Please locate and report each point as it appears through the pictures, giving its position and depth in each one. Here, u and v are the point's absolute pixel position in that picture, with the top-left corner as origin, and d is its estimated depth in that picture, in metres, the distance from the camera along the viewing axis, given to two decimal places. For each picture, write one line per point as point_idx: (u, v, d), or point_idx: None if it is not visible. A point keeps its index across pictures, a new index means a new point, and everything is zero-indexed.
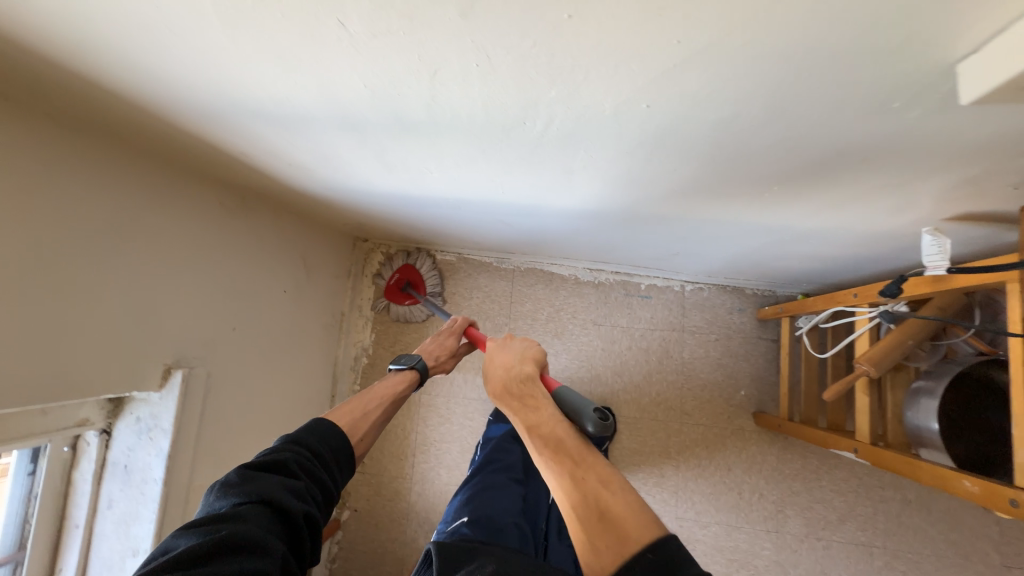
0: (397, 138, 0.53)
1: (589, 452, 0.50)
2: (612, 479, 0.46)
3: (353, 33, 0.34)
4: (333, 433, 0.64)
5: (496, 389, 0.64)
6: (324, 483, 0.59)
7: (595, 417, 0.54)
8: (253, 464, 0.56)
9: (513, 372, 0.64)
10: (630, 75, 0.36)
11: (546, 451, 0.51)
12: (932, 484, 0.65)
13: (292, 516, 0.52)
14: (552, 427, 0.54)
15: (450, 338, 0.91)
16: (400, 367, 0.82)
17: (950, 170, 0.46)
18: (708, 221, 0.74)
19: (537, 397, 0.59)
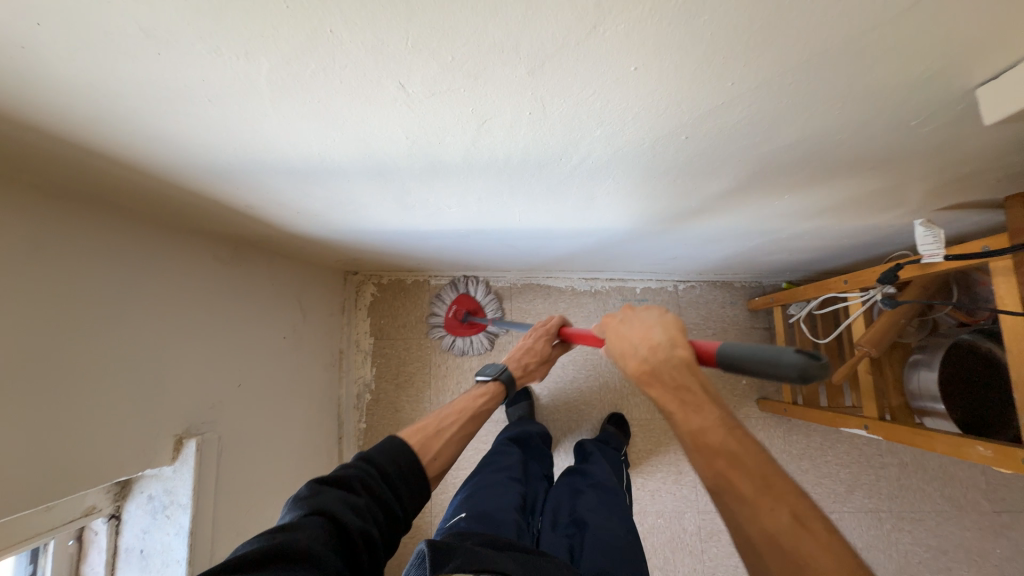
0: (426, 181, 0.53)
1: (775, 476, 0.40)
2: (816, 520, 0.37)
3: (411, 93, 0.34)
4: (403, 453, 0.65)
5: (637, 373, 0.50)
6: (386, 504, 0.58)
7: (801, 357, 0.38)
8: (324, 479, 0.56)
9: (658, 354, 0.49)
10: (677, 113, 0.38)
11: (722, 470, 0.42)
12: (945, 451, 0.70)
13: (350, 533, 0.49)
14: (721, 437, 0.43)
15: (538, 342, 0.92)
16: (485, 379, 0.85)
17: (946, 170, 0.51)
18: (713, 228, 0.78)
19: (697, 392, 0.46)
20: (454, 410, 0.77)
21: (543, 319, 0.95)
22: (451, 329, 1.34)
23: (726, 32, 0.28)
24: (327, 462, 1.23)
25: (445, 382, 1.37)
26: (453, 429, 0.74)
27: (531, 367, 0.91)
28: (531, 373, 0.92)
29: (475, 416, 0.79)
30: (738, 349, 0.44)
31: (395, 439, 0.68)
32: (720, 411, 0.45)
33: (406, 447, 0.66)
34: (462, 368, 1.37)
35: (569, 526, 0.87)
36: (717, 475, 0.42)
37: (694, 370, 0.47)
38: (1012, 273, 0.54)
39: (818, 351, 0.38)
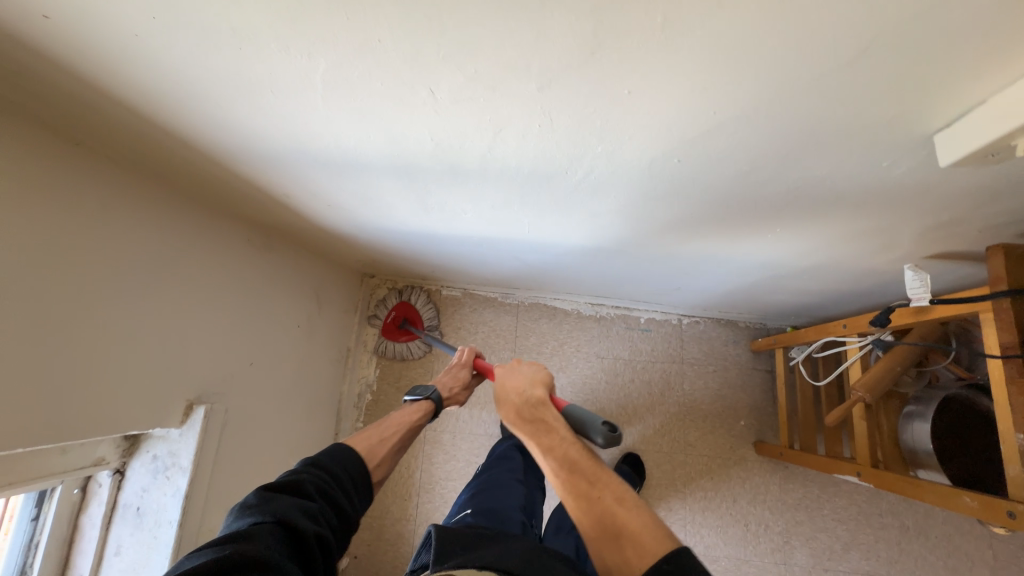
0: (445, 184, 0.59)
1: (604, 473, 0.55)
2: (627, 498, 0.51)
3: (438, 99, 0.40)
4: (350, 455, 0.69)
5: (509, 408, 0.69)
6: (338, 506, 0.61)
7: (604, 426, 0.59)
8: (273, 486, 0.58)
9: (523, 395, 0.70)
10: (669, 136, 0.43)
11: (563, 475, 0.56)
12: (934, 502, 0.69)
13: (304, 536, 0.52)
14: (565, 449, 0.59)
15: (462, 370, 0.95)
16: (416, 398, 0.88)
17: (927, 217, 0.54)
18: (714, 259, 0.81)
19: (550, 419, 0.64)
20: (395, 421, 0.81)
21: (460, 350, 0.99)
22: (384, 330, 1.39)
23: (703, 67, 0.33)
24: None
25: None
26: (394, 439, 0.78)
27: (456, 393, 0.94)
28: (454, 400, 0.94)
29: (412, 430, 0.82)
30: (575, 404, 0.65)
31: (341, 445, 0.71)
32: (564, 431, 0.62)
33: (351, 451, 0.70)
34: None
35: (571, 534, 1.00)
36: (559, 479, 0.56)
37: (546, 405, 0.67)
38: (997, 321, 0.54)
39: (614, 424, 0.60)
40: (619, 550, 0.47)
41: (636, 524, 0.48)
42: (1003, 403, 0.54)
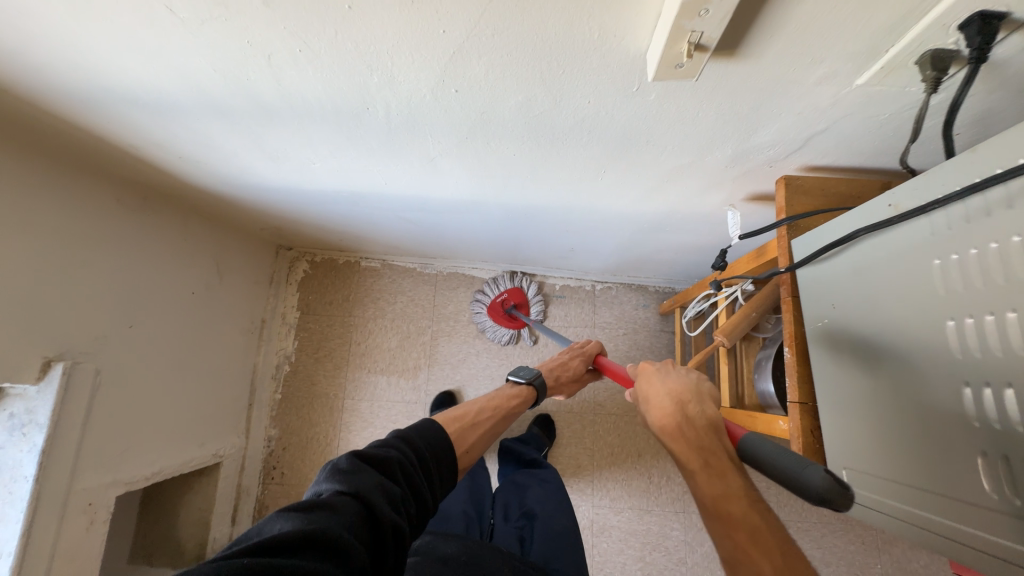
0: (270, 127, 0.60)
1: (797, 560, 0.42)
2: None
3: (183, 18, 0.41)
4: (438, 446, 0.65)
5: (665, 428, 0.54)
6: (419, 494, 0.57)
7: (825, 478, 0.41)
8: (362, 456, 0.55)
9: (692, 414, 0.54)
10: (426, 63, 0.44)
11: (740, 541, 0.44)
12: (763, 430, 0.76)
13: (382, 523, 0.47)
14: (742, 507, 0.46)
15: (574, 361, 0.99)
16: (518, 382, 0.91)
17: (714, 157, 0.58)
18: (577, 214, 0.84)
19: (720, 458, 0.50)
20: (489, 406, 0.81)
21: (583, 340, 1.04)
22: (490, 310, 1.36)
23: None
24: (231, 426, 1.26)
25: (363, 360, 1.41)
26: (486, 425, 0.78)
27: (563, 381, 0.98)
28: (561, 387, 0.99)
29: (504, 417, 0.82)
30: (759, 441, 0.49)
31: (434, 424, 0.69)
32: (742, 482, 0.48)
33: (444, 440, 0.67)
34: (382, 348, 1.42)
35: (519, 519, 0.96)
36: (735, 545, 0.44)
37: (721, 439, 0.52)
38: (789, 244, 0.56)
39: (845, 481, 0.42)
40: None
41: None
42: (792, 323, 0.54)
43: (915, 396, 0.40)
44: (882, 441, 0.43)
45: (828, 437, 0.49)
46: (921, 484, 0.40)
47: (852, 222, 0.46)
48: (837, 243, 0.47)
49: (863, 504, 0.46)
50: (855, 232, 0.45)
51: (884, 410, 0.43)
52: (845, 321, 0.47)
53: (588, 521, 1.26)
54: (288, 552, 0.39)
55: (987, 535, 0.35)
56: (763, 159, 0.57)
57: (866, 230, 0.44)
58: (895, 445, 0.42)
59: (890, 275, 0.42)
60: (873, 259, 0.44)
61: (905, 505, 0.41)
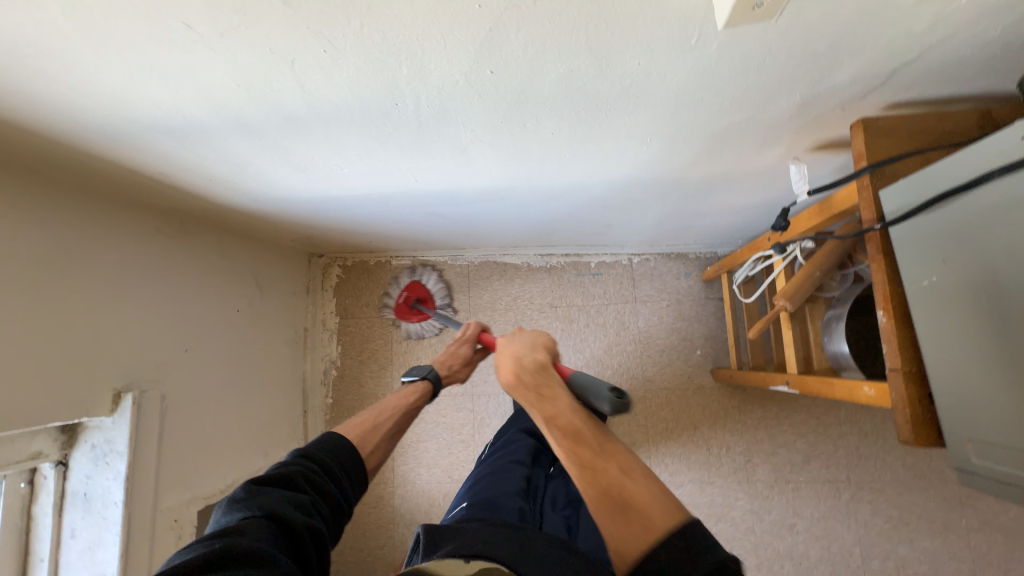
0: (296, 137, 0.57)
1: (606, 440, 0.50)
2: (636, 469, 0.46)
3: (202, 33, 0.38)
4: (345, 450, 0.65)
5: (508, 378, 0.61)
6: (333, 497, 0.59)
7: (610, 394, 0.53)
8: (260, 479, 0.55)
9: (524, 362, 0.62)
10: (458, 44, 0.41)
11: (568, 444, 0.50)
12: (844, 397, 0.70)
13: (293, 526, 0.50)
14: (569, 418, 0.52)
15: (463, 347, 0.93)
16: (412, 379, 0.86)
17: (776, 108, 0.52)
18: (616, 188, 0.79)
19: (552, 387, 0.57)
20: (389, 404, 0.78)
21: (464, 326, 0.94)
22: (396, 310, 1.39)
23: None
24: (290, 434, 1.30)
25: (406, 358, 1.42)
26: (389, 424, 0.76)
27: (455, 370, 0.92)
28: (455, 375, 0.94)
29: (409, 414, 0.80)
30: (580, 374, 0.59)
31: (336, 434, 0.68)
32: (568, 398, 0.55)
33: (347, 441, 0.67)
34: (423, 344, 1.42)
35: (566, 508, 0.91)
36: (563, 447, 0.51)
37: (550, 374, 0.60)
38: (873, 195, 0.50)
39: (622, 390, 0.54)
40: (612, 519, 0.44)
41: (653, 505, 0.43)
42: (883, 283, 0.48)
43: None
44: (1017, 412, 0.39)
45: (938, 407, 0.45)
46: None
47: (971, 164, 0.40)
48: (952, 190, 0.41)
49: (978, 473, 0.42)
50: (976, 176, 0.39)
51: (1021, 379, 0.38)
52: (963, 279, 0.41)
53: None
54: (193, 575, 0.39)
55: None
56: (838, 102, 0.50)
57: (997, 172, 0.37)
58: None
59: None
60: (1002, 206, 0.38)
61: None
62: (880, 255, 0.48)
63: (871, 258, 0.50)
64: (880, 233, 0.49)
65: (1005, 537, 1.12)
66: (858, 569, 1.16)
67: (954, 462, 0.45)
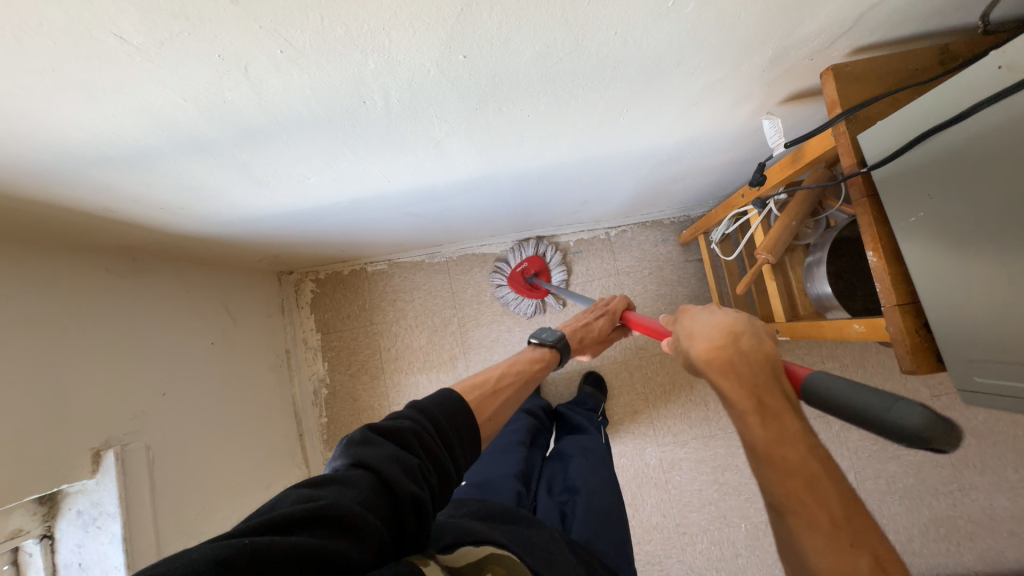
0: (256, 151, 0.53)
1: (852, 509, 0.43)
2: (879, 547, 0.41)
3: (138, 45, 0.34)
4: (459, 412, 0.62)
5: (718, 363, 0.49)
6: (441, 461, 0.54)
7: (924, 413, 0.38)
8: (377, 426, 0.52)
9: (747, 355, 0.49)
10: (427, 31, 0.38)
11: (795, 489, 0.44)
12: (834, 337, 0.73)
13: (398, 495, 0.46)
14: (804, 456, 0.44)
15: (602, 320, 1.00)
16: (541, 344, 0.92)
17: (749, 64, 0.52)
18: (592, 163, 0.78)
19: (779, 402, 0.47)
20: (515, 370, 0.80)
21: (610, 298, 1.04)
22: (509, 279, 1.31)
23: None
24: (290, 461, 1.25)
25: (398, 364, 1.38)
26: (508, 391, 0.76)
27: (589, 342, 0.99)
28: (588, 347, 1.00)
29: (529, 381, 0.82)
30: (829, 382, 0.46)
31: (452, 393, 0.64)
32: (799, 424, 0.46)
33: (463, 406, 0.63)
34: (413, 348, 1.38)
35: (563, 494, 0.93)
36: (789, 492, 0.44)
37: (778, 380, 0.48)
38: (851, 140, 0.51)
39: (941, 413, 0.38)
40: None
41: None
42: (872, 225, 0.50)
43: None
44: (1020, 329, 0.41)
45: (935, 334, 0.47)
46: None
47: (955, 98, 0.40)
48: (937, 126, 0.41)
49: (981, 390, 0.45)
50: (959, 110, 0.40)
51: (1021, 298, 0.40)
52: (956, 210, 0.42)
53: (657, 460, 1.29)
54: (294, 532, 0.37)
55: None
56: (808, 52, 0.50)
57: (984, 102, 0.38)
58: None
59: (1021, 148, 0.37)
60: (990, 135, 0.39)
61: None
62: (866, 198, 0.50)
63: (857, 202, 0.51)
64: (863, 176, 0.50)
65: (977, 440, 1.22)
66: None
67: (956, 383, 0.47)
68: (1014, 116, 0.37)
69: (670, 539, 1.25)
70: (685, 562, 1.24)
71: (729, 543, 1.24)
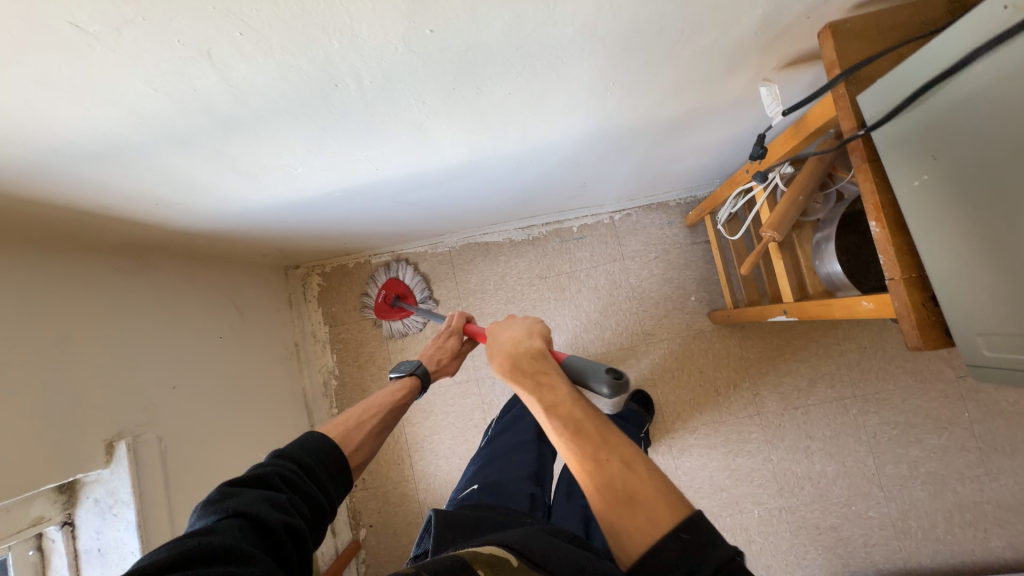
0: (238, 142, 0.53)
1: (610, 434, 0.51)
2: (632, 458, 0.49)
3: (96, 33, 0.34)
4: (323, 448, 0.64)
5: (505, 364, 0.63)
6: (311, 497, 0.57)
7: (607, 375, 0.55)
8: (236, 479, 0.54)
9: (522, 349, 0.63)
10: (390, 3, 0.37)
11: (567, 434, 0.52)
12: (843, 315, 0.70)
13: (270, 525, 0.48)
14: (569, 408, 0.54)
15: (450, 339, 0.90)
16: (400, 376, 0.84)
17: (740, 26, 0.49)
18: (585, 142, 0.76)
19: (550, 375, 0.59)
20: (379, 398, 0.77)
21: (450, 316, 0.91)
22: (378, 312, 1.34)
23: None
24: None
25: (404, 355, 1.39)
26: (375, 420, 0.74)
27: (445, 363, 0.89)
28: (446, 368, 0.91)
29: (394, 411, 0.78)
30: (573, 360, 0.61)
31: (313, 432, 0.66)
32: (567, 388, 0.56)
33: (327, 440, 0.65)
34: (418, 339, 1.39)
35: (584, 498, 0.98)
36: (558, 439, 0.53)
37: (548, 360, 0.61)
38: (852, 102, 0.48)
39: (620, 370, 0.56)
40: (607, 507, 0.47)
41: (652, 497, 0.46)
42: (874, 192, 0.47)
43: None
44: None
45: (943, 306, 0.44)
46: None
47: (958, 43, 0.37)
48: (940, 75, 0.38)
49: (992, 366, 0.42)
50: (963, 57, 0.37)
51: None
52: (962, 170, 0.39)
53: (668, 448, 1.27)
54: None
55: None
56: (801, 11, 0.48)
57: (986, 46, 0.35)
58: None
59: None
60: (1000, 80, 0.35)
61: None
62: (867, 164, 0.47)
63: (857, 168, 0.48)
64: (864, 140, 0.47)
65: (1008, 422, 1.16)
66: (874, 477, 1.20)
67: (965, 358, 0.44)
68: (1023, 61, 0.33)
69: None
70: None
71: (742, 529, 1.22)
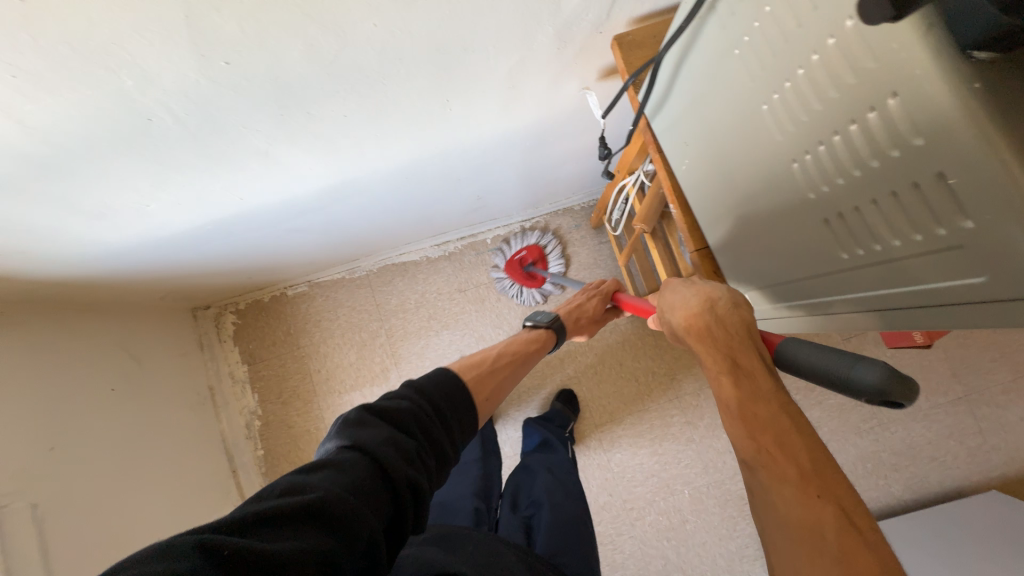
0: (67, 183, 0.53)
1: (826, 466, 0.38)
2: (855, 505, 0.36)
3: None
4: (453, 392, 0.62)
5: (689, 323, 0.50)
6: (436, 445, 0.54)
7: (882, 370, 0.36)
8: (371, 410, 0.52)
9: (716, 312, 0.49)
10: (167, 40, 0.38)
11: (766, 444, 0.40)
12: None
13: (394, 480, 0.44)
14: (773, 412, 0.41)
15: (590, 301, 0.95)
16: (535, 326, 0.90)
17: (537, 41, 0.54)
18: (453, 157, 0.79)
19: (752, 359, 0.45)
20: (510, 349, 0.81)
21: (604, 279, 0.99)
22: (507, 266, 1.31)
23: None
24: (223, 499, 1.21)
25: (330, 385, 1.36)
26: (506, 367, 0.78)
27: (583, 323, 0.95)
28: (583, 329, 0.96)
29: (527, 357, 0.83)
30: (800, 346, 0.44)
31: (450, 373, 0.65)
32: (773, 383, 0.43)
33: (462, 389, 0.64)
34: (343, 367, 1.37)
35: (529, 507, 0.96)
36: (759, 449, 0.40)
37: (753, 340, 0.46)
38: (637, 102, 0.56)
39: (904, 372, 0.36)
40: (795, 546, 0.37)
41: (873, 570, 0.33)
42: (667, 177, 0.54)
43: (744, 205, 0.42)
44: (802, 231, 0.37)
45: (727, 266, 0.52)
46: (780, 278, 0.43)
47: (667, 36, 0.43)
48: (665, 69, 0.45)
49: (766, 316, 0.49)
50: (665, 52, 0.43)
51: (787, 200, 0.37)
52: (697, 153, 0.46)
53: (597, 442, 1.31)
54: (283, 524, 0.36)
55: (949, 284, 0.28)
56: (590, 26, 0.54)
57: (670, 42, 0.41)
58: (755, 253, 0.45)
59: (710, 78, 0.40)
60: (693, 71, 0.41)
61: (784, 299, 0.45)
62: (657, 154, 0.54)
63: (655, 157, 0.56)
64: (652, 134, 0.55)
65: None
66: None
67: None
68: (696, 53, 0.40)
69: (619, 516, 1.27)
70: (637, 537, 1.25)
71: (676, 511, 1.26)
